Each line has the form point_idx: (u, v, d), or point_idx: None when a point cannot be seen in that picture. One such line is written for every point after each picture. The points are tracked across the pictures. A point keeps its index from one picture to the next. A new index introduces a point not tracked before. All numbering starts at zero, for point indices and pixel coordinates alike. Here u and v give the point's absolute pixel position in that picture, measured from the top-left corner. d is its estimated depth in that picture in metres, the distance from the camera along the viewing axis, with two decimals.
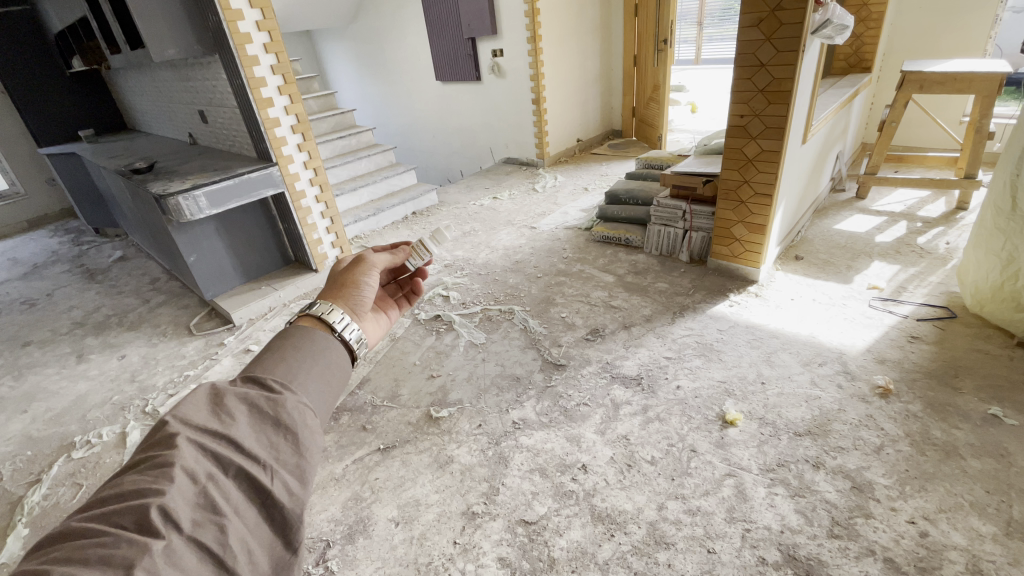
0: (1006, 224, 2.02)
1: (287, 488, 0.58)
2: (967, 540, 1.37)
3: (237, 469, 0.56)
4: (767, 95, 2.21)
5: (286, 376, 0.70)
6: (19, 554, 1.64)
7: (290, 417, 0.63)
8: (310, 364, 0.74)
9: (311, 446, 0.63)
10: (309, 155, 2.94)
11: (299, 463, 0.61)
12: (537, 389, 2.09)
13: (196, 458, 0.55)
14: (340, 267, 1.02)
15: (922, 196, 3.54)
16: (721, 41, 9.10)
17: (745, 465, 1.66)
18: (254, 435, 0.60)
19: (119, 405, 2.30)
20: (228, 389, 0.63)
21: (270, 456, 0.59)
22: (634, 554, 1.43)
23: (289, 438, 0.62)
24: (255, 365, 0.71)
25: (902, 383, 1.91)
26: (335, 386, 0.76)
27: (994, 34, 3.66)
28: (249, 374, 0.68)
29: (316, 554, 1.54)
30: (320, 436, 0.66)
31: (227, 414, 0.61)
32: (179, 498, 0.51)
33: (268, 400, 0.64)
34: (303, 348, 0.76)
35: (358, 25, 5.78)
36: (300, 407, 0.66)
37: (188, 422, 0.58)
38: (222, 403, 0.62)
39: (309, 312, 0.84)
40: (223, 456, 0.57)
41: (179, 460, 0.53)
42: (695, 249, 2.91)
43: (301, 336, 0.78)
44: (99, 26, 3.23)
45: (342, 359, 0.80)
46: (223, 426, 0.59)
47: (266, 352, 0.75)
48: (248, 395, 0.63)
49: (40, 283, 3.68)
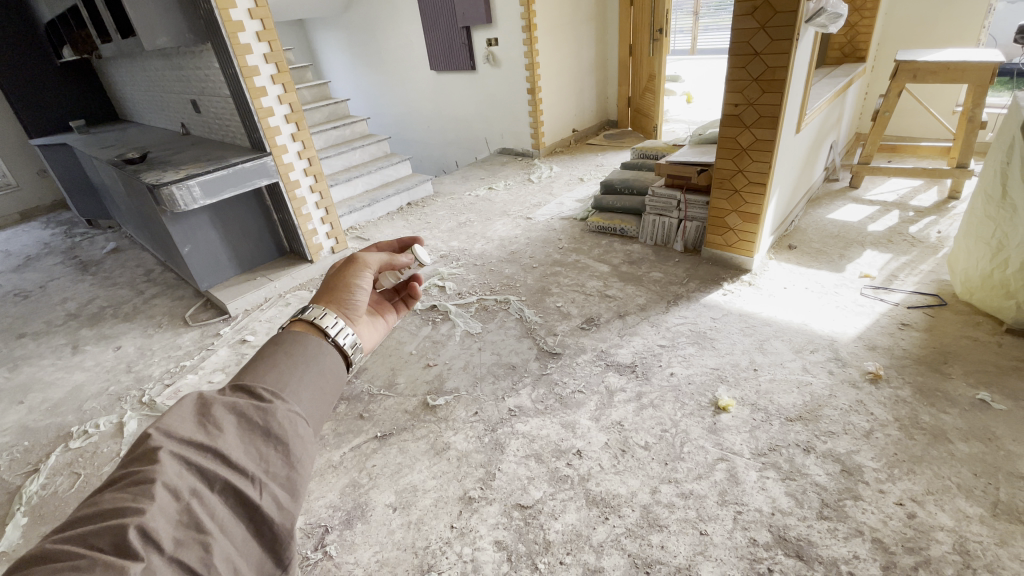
0: (996, 212, 2.04)
1: (277, 501, 0.58)
2: (953, 521, 1.40)
3: (223, 484, 0.56)
4: (761, 84, 2.21)
5: (277, 384, 0.69)
6: (18, 543, 1.65)
7: (281, 427, 0.63)
8: (302, 370, 0.73)
9: (302, 456, 0.63)
10: (303, 145, 2.91)
11: (290, 476, 0.61)
12: (533, 377, 2.10)
13: (180, 473, 0.55)
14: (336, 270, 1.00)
15: (914, 185, 3.57)
16: (717, 31, 9.05)
17: (737, 450, 1.68)
18: (243, 447, 0.60)
19: (116, 396, 2.30)
20: (215, 400, 0.63)
21: (258, 469, 0.59)
22: (628, 536, 1.46)
23: (279, 449, 0.61)
24: (246, 373, 0.70)
25: (892, 369, 1.94)
26: (329, 392, 0.75)
27: (988, 22, 3.67)
28: (238, 383, 0.68)
29: (314, 540, 1.56)
30: (313, 446, 0.66)
31: (214, 424, 0.60)
32: (160, 517, 0.51)
33: (257, 410, 0.63)
34: (296, 355, 0.75)
35: (351, 14, 5.73)
36: (291, 416, 0.65)
37: (171, 434, 0.58)
38: (209, 414, 0.61)
39: (302, 317, 0.82)
40: (208, 470, 0.56)
41: (160, 476, 0.53)
42: (690, 239, 2.93)
43: (293, 342, 0.77)
44: (89, 15, 3.19)
45: (337, 366, 0.78)
46: (209, 438, 0.59)
47: (257, 358, 0.74)
48: (236, 405, 0.63)
49: (33, 275, 3.65)
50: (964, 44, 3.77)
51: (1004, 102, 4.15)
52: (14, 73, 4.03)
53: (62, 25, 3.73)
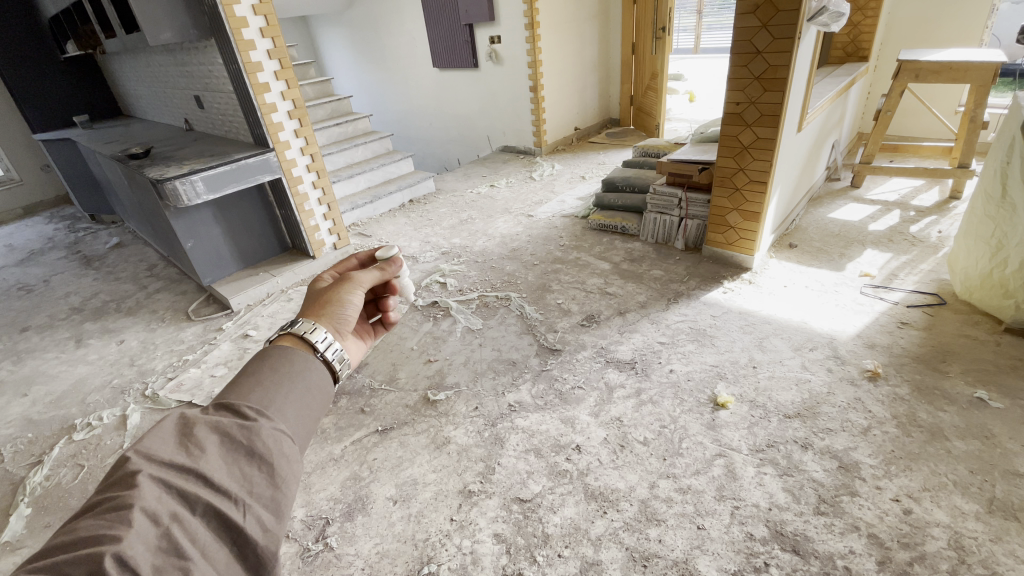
0: (996, 211, 2.04)
1: (261, 523, 0.57)
2: (950, 517, 1.41)
3: (205, 506, 0.55)
4: (763, 83, 2.22)
5: (262, 401, 0.68)
6: (22, 534, 1.66)
7: (265, 446, 0.62)
8: (288, 387, 0.72)
9: (286, 475, 0.62)
10: (306, 142, 2.92)
11: (275, 496, 0.60)
12: (533, 372, 2.12)
13: (159, 497, 0.54)
14: (327, 290, 0.97)
15: (916, 185, 3.57)
16: (721, 30, 9.05)
17: (735, 446, 1.70)
18: (225, 467, 0.59)
19: (119, 388, 2.32)
20: (197, 419, 0.62)
21: (242, 489, 0.58)
22: (625, 530, 1.47)
23: (264, 468, 0.61)
24: (229, 391, 0.69)
25: (890, 367, 1.95)
26: (315, 409, 0.74)
27: (990, 23, 3.68)
28: (220, 401, 0.67)
29: (315, 532, 1.57)
30: (299, 464, 0.65)
31: (196, 445, 0.60)
32: (139, 544, 0.50)
33: (241, 429, 0.63)
34: (283, 370, 0.74)
35: (354, 11, 5.73)
36: (276, 435, 0.64)
37: (152, 457, 0.57)
38: (191, 434, 0.61)
39: (291, 331, 0.82)
40: (189, 493, 0.55)
41: (138, 502, 0.52)
42: (691, 237, 2.94)
43: (280, 357, 0.76)
44: (94, 10, 3.21)
45: (324, 380, 0.78)
46: (190, 459, 0.58)
47: (242, 375, 0.73)
48: (219, 424, 0.62)
49: (38, 268, 3.68)
50: (966, 44, 3.77)
51: (1006, 102, 4.16)
52: (17, 68, 4.05)
53: (67, 21, 3.75)
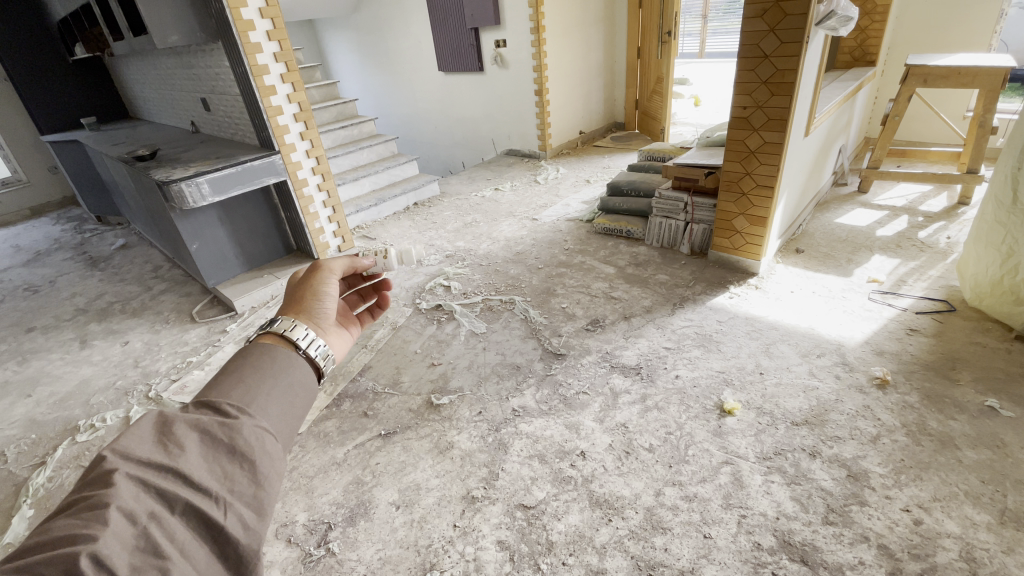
0: (1007, 217, 2.01)
1: (242, 521, 0.56)
2: (960, 528, 1.39)
3: (184, 505, 0.54)
4: (769, 86, 2.20)
5: (243, 399, 0.68)
6: (23, 536, 1.66)
7: (247, 443, 0.61)
8: (271, 384, 0.71)
9: (268, 473, 0.61)
10: (312, 144, 2.93)
11: (256, 494, 0.59)
12: (537, 377, 2.10)
13: (136, 497, 0.53)
14: (298, 286, 0.95)
15: (924, 190, 3.54)
16: (727, 34, 9.00)
17: (742, 453, 1.67)
18: (204, 465, 0.58)
19: (122, 390, 2.32)
20: (177, 417, 0.61)
21: (222, 487, 0.57)
22: (631, 538, 1.45)
23: (244, 466, 0.60)
24: (211, 389, 0.68)
25: (900, 374, 1.92)
26: (299, 406, 0.73)
27: (999, 28, 3.65)
28: (201, 399, 0.66)
29: (317, 536, 1.56)
30: (281, 462, 0.64)
31: (175, 443, 0.58)
32: (115, 543, 0.48)
33: (221, 426, 0.62)
34: (264, 367, 0.73)
35: (360, 15, 5.76)
36: (257, 432, 0.63)
37: (128, 456, 0.56)
38: (170, 432, 0.59)
39: (272, 329, 0.80)
40: (168, 492, 0.54)
41: (116, 501, 0.51)
42: (696, 242, 2.92)
43: (263, 354, 0.75)
44: (103, 13, 3.24)
45: (308, 378, 0.77)
46: (169, 457, 0.57)
47: (224, 373, 0.72)
48: (199, 422, 0.61)
49: (44, 269, 3.70)
50: (974, 50, 3.75)
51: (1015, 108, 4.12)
52: (26, 70, 4.08)
53: (76, 23, 3.78)
